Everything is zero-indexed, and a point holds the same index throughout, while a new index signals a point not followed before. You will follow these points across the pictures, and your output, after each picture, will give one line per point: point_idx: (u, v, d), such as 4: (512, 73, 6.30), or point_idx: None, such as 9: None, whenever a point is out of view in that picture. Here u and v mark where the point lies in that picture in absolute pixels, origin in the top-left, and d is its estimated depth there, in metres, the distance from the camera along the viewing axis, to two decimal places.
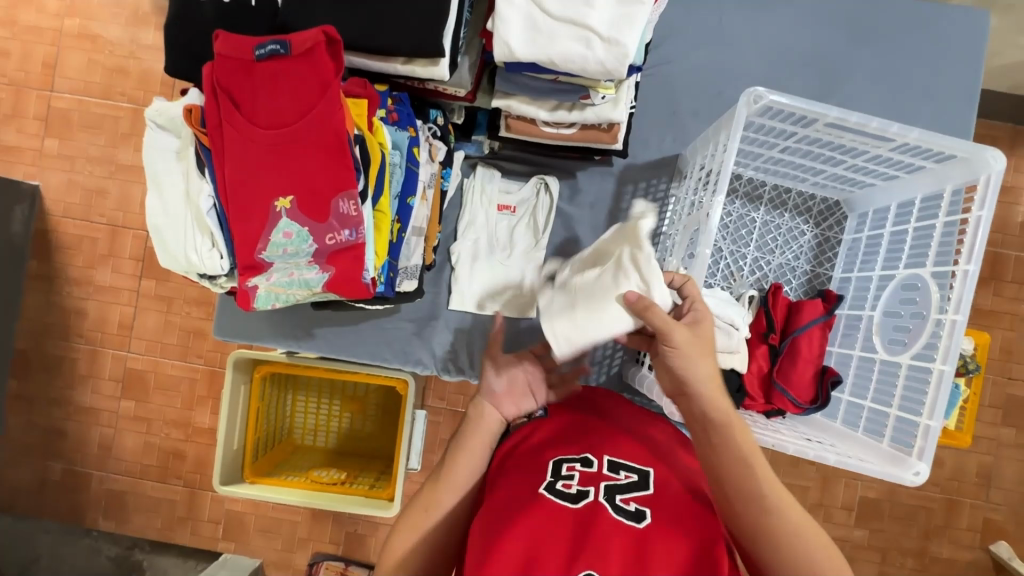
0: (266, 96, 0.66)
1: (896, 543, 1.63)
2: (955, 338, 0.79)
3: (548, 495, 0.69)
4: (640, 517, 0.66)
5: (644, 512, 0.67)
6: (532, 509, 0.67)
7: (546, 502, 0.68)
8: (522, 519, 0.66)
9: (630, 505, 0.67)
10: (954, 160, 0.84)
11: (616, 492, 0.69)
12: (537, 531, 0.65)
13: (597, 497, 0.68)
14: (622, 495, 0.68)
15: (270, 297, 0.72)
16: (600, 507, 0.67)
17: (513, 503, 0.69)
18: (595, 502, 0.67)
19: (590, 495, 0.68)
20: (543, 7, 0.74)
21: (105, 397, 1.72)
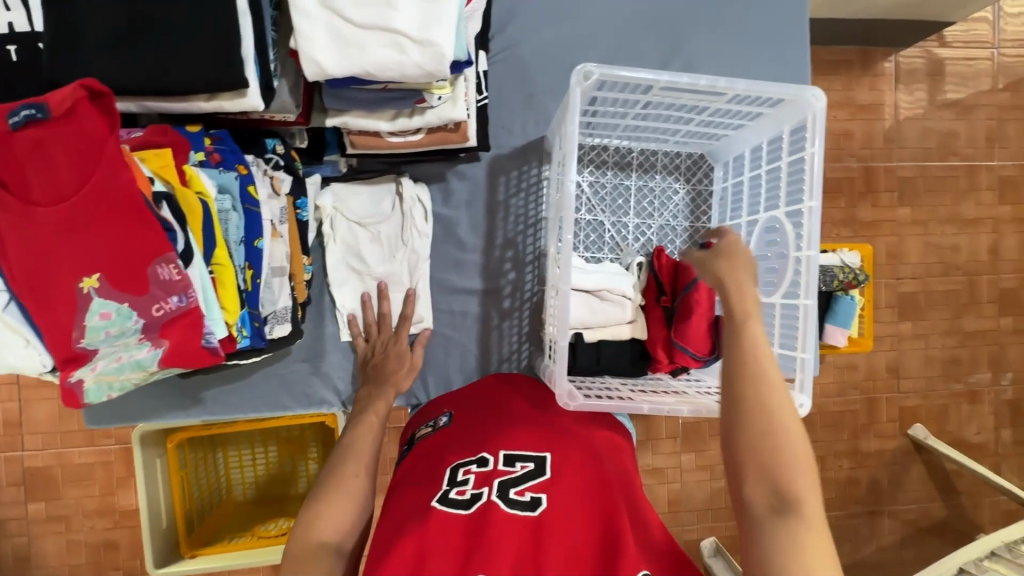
0: (32, 168, 0.57)
1: (831, 449, 1.76)
2: (812, 273, 0.83)
3: (442, 505, 0.68)
4: (535, 505, 0.67)
5: (540, 499, 0.67)
6: (425, 521, 0.66)
7: (438, 513, 0.67)
8: (415, 531, 0.65)
9: (526, 495, 0.68)
10: (783, 102, 0.88)
11: (510, 486, 0.69)
12: (434, 545, 0.63)
13: (490, 496, 0.68)
14: (517, 488, 0.68)
15: (102, 389, 0.65)
16: (493, 505, 0.67)
17: (409, 519, 0.67)
18: (488, 502, 0.67)
19: (483, 496, 0.68)
20: (344, 17, 0.69)
21: (8, 505, 1.54)
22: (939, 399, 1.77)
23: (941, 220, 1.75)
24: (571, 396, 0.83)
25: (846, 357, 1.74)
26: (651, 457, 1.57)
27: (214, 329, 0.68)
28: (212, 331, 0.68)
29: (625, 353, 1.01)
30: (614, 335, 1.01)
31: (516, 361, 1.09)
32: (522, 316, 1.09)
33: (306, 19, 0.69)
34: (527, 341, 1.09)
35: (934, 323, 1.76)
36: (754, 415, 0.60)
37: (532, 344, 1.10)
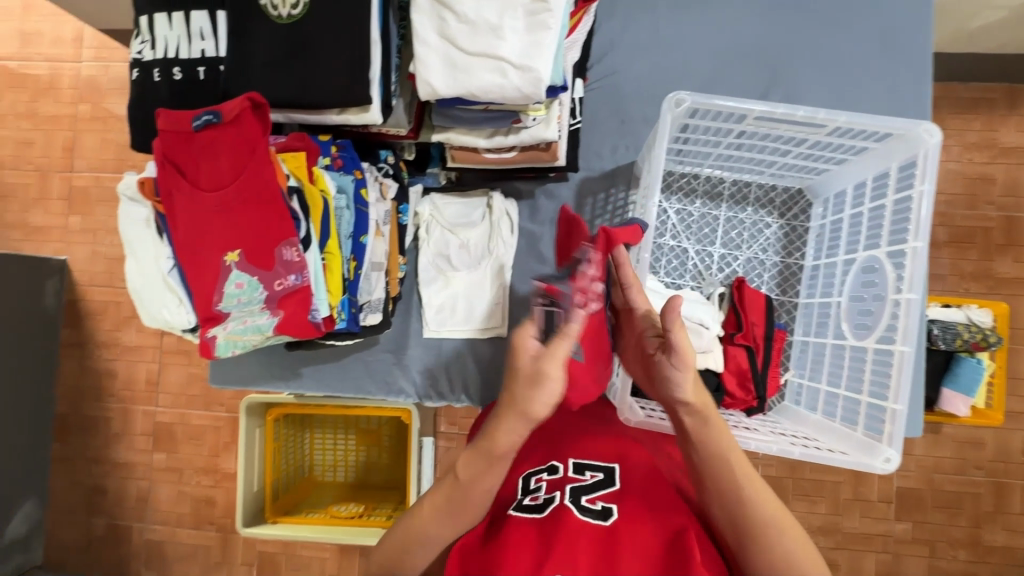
0: (206, 162, 0.73)
1: (944, 535, 1.53)
2: (913, 318, 0.77)
3: (519, 510, 0.69)
4: (607, 514, 0.66)
5: (610, 508, 0.67)
6: (503, 529, 0.67)
7: (514, 519, 0.67)
8: (489, 547, 0.65)
9: (597, 504, 0.67)
10: (891, 137, 0.83)
11: (582, 493, 0.69)
12: (513, 546, 0.63)
13: (562, 500, 0.68)
14: (589, 495, 0.69)
15: (229, 345, 0.77)
16: (566, 509, 0.67)
17: (486, 536, 0.68)
18: (561, 506, 0.67)
19: (556, 500, 0.69)
20: (457, 45, 0.78)
21: (139, 451, 1.82)
22: None
23: None
24: (632, 412, 0.84)
25: (970, 431, 1.52)
26: None
27: (319, 308, 0.78)
28: (318, 309, 0.78)
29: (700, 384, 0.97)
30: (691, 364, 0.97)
31: None
32: None
33: (424, 48, 0.79)
34: None
35: None
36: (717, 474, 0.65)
37: None
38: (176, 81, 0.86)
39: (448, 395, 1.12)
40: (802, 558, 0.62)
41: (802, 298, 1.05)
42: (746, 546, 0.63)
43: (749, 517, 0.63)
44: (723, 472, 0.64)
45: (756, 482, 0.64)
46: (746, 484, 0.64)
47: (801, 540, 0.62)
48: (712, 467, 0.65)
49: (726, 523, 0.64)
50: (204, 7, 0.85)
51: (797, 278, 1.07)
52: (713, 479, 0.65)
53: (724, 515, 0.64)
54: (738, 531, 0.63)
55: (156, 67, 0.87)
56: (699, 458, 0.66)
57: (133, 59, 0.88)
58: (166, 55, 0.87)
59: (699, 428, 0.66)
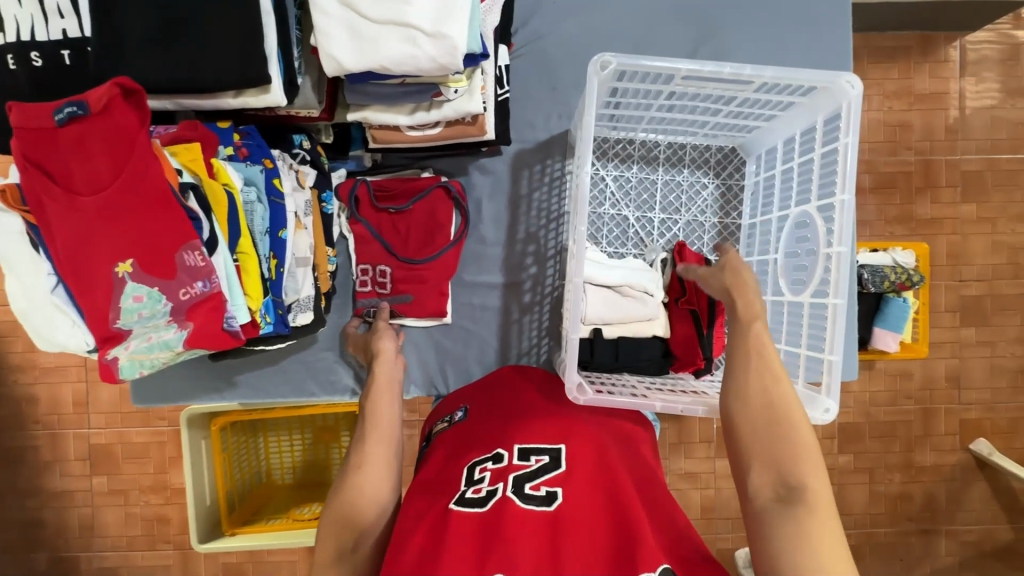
0: (78, 162, 0.62)
1: (882, 462, 1.65)
2: (845, 271, 0.78)
3: (460, 505, 0.66)
4: (551, 499, 0.65)
5: (555, 493, 0.65)
6: (444, 524, 0.64)
7: (454, 514, 0.64)
8: (430, 542, 0.62)
9: (541, 490, 0.66)
10: (816, 91, 0.82)
11: (525, 481, 0.67)
12: (454, 545, 0.61)
13: (504, 492, 0.66)
14: (531, 482, 0.67)
15: (135, 365, 0.69)
16: (508, 501, 0.65)
17: (424, 528, 0.64)
18: (503, 498, 0.65)
19: (498, 493, 0.66)
20: (361, 13, 0.71)
21: (75, 477, 1.68)
22: (1008, 412, 1.63)
23: (1012, 218, 1.60)
24: (581, 391, 0.82)
25: (900, 365, 1.63)
26: (684, 461, 1.51)
27: (236, 314, 0.71)
28: (234, 316, 0.71)
29: (646, 350, 0.98)
30: (635, 333, 0.98)
31: (536, 355, 1.09)
32: (543, 310, 1.09)
33: (324, 18, 0.71)
34: (546, 336, 1.09)
35: (1000, 329, 1.62)
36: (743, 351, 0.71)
37: (552, 339, 1.09)
38: (38, 69, 0.75)
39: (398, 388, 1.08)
40: (808, 451, 0.63)
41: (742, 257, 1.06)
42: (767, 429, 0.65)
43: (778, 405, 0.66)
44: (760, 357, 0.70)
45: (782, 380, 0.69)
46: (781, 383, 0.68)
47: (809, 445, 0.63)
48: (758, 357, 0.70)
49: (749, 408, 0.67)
50: None
51: (736, 237, 1.08)
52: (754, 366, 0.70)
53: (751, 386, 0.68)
54: (763, 404, 0.66)
55: (10, 53, 0.75)
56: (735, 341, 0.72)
57: None
58: (21, 39, 0.74)
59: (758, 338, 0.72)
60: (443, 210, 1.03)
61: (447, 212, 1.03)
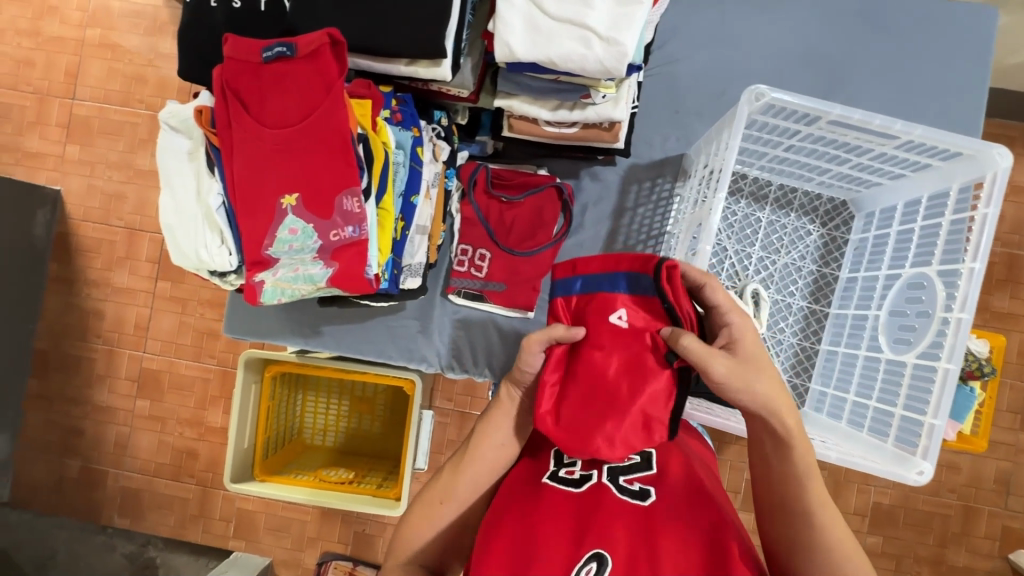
0: (274, 98, 0.69)
1: (912, 551, 1.59)
2: (961, 337, 0.78)
3: (554, 482, 0.71)
4: (644, 495, 0.68)
5: (648, 490, 0.68)
6: (539, 497, 0.69)
7: (550, 490, 0.70)
8: (529, 510, 0.68)
9: (634, 484, 0.69)
10: (959, 157, 0.83)
11: (619, 473, 0.70)
12: (553, 521, 0.66)
13: (600, 479, 0.70)
14: (626, 475, 0.70)
15: (276, 292, 0.74)
16: (604, 488, 0.68)
17: (519, 497, 0.71)
18: (599, 484, 0.69)
19: (593, 478, 0.70)
20: (542, 8, 0.75)
21: (122, 396, 1.76)
22: None
23: None
24: None
25: (949, 456, 1.58)
26: None
27: (373, 264, 0.76)
28: (371, 266, 0.76)
29: None
30: None
31: None
32: None
33: (507, 7, 0.76)
34: None
35: None
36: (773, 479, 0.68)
37: None
38: (235, 10, 0.82)
39: (472, 368, 1.11)
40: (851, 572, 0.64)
41: (834, 309, 1.06)
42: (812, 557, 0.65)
43: (813, 528, 0.65)
44: (790, 482, 0.66)
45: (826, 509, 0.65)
46: (816, 497, 0.66)
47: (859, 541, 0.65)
48: (787, 478, 0.67)
49: (776, 531, 0.69)
50: None
51: (831, 288, 1.08)
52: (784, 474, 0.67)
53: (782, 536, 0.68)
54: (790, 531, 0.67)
55: None
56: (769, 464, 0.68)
57: None
58: None
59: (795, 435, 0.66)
60: (550, 210, 1.08)
61: (555, 212, 1.08)
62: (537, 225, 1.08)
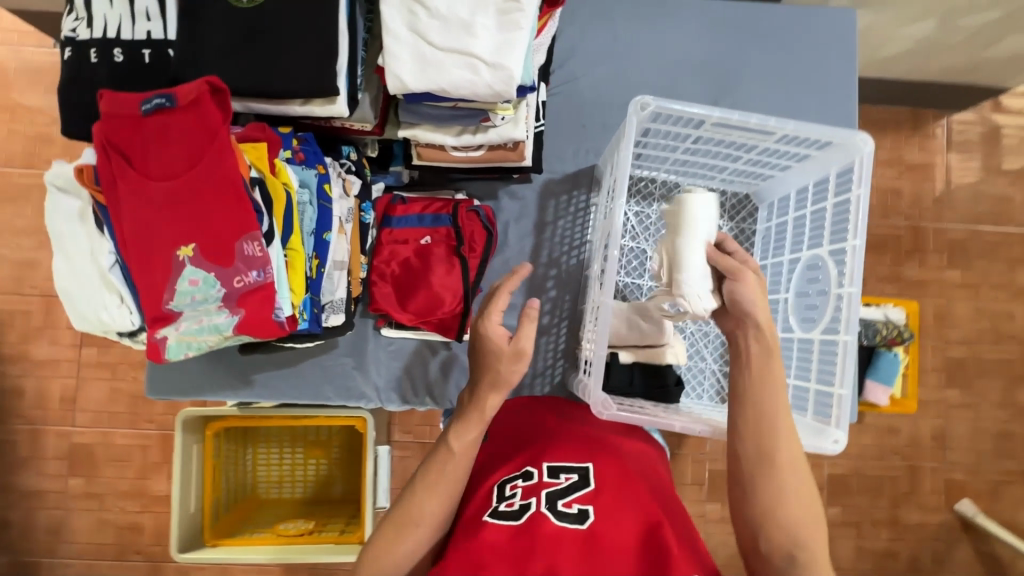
0: (158, 149, 0.68)
1: (868, 516, 1.66)
2: (854, 309, 0.84)
3: (495, 517, 0.68)
4: (583, 518, 0.66)
5: (587, 511, 0.67)
6: (479, 534, 0.66)
7: (490, 526, 0.67)
8: (465, 545, 0.65)
9: (573, 508, 0.67)
10: (830, 146, 0.90)
11: (557, 498, 0.69)
12: (493, 554, 0.63)
13: (537, 507, 0.68)
14: (564, 500, 0.68)
15: (182, 347, 0.72)
16: (542, 517, 0.66)
17: (463, 537, 0.67)
18: (536, 513, 0.67)
19: (531, 507, 0.68)
20: (428, 40, 0.78)
21: (51, 477, 1.63)
22: (990, 475, 1.67)
23: (993, 286, 1.69)
24: (604, 405, 0.84)
25: (888, 420, 1.67)
26: None
27: (284, 306, 0.75)
28: (281, 307, 0.75)
29: (662, 377, 1.00)
30: (651, 359, 1.00)
31: (549, 376, 1.12)
32: (559, 333, 1.13)
33: (394, 41, 0.78)
34: (560, 359, 1.12)
35: (984, 392, 1.68)
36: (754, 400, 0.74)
37: (566, 362, 1.13)
38: (118, 65, 0.80)
39: (413, 400, 1.10)
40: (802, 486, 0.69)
41: None
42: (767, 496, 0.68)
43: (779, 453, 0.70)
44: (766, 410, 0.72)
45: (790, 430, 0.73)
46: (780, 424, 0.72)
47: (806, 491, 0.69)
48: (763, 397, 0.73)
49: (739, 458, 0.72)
50: None
51: None
52: (756, 399, 0.73)
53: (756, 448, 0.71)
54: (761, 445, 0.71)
55: (93, 47, 0.80)
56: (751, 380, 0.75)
57: (65, 38, 0.81)
58: (105, 35, 0.80)
59: (762, 354, 0.76)
60: (480, 238, 1.04)
61: (478, 227, 1.05)
62: (456, 246, 1.03)
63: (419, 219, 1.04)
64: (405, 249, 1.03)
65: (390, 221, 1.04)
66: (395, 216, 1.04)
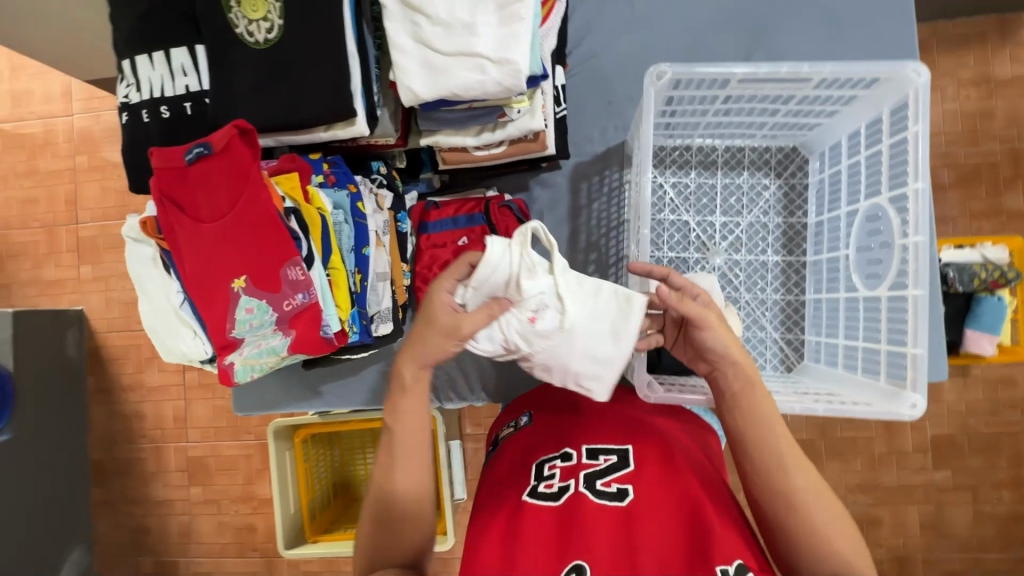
0: (205, 195, 0.74)
1: (985, 478, 1.50)
2: (923, 260, 0.76)
3: (533, 498, 0.68)
4: (622, 496, 0.65)
5: (626, 489, 0.66)
6: (519, 510, 0.67)
7: (530, 507, 0.67)
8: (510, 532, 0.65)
9: (612, 486, 0.66)
10: (879, 83, 0.82)
11: (595, 478, 0.68)
12: (530, 536, 0.63)
13: (576, 488, 0.67)
14: (602, 479, 0.67)
15: (247, 370, 0.77)
16: (581, 497, 0.66)
17: (502, 519, 0.68)
18: (576, 494, 0.66)
19: (571, 488, 0.68)
20: (433, 47, 0.79)
21: (176, 487, 1.84)
22: None
23: None
24: (650, 388, 0.81)
25: (1000, 370, 1.48)
26: None
27: (330, 323, 0.80)
28: (330, 325, 0.80)
29: None
30: None
31: None
32: None
33: (402, 54, 0.80)
34: None
35: None
36: (751, 439, 0.66)
37: None
38: (166, 120, 0.88)
39: (469, 397, 1.14)
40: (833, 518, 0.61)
41: (809, 256, 1.04)
42: (799, 538, 0.61)
43: (789, 487, 0.62)
44: (764, 449, 0.64)
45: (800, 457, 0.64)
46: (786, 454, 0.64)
47: (845, 518, 0.61)
48: (754, 433, 0.65)
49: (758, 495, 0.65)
50: (183, 43, 0.86)
51: (803, 236, 1.06)
52: (755, 441, 0.65)
53: (766, 490, 0.64)
54: (769, 486, 0.63)
55: (144, 108, 0.89)
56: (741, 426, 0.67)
57: (121, 103, 0.90)
58: (152, 95, 0.88)
59: (750, 394, 0.67)
60: (515, 230, 1.04)
61: (511, 219, 1.04)
62: (493, 242, 1.03)
63: (455, 221, 1.05)
64: (445, 252, 1.05)
65: (427, 227, 1.06)
66: (431, 222, 1.06)
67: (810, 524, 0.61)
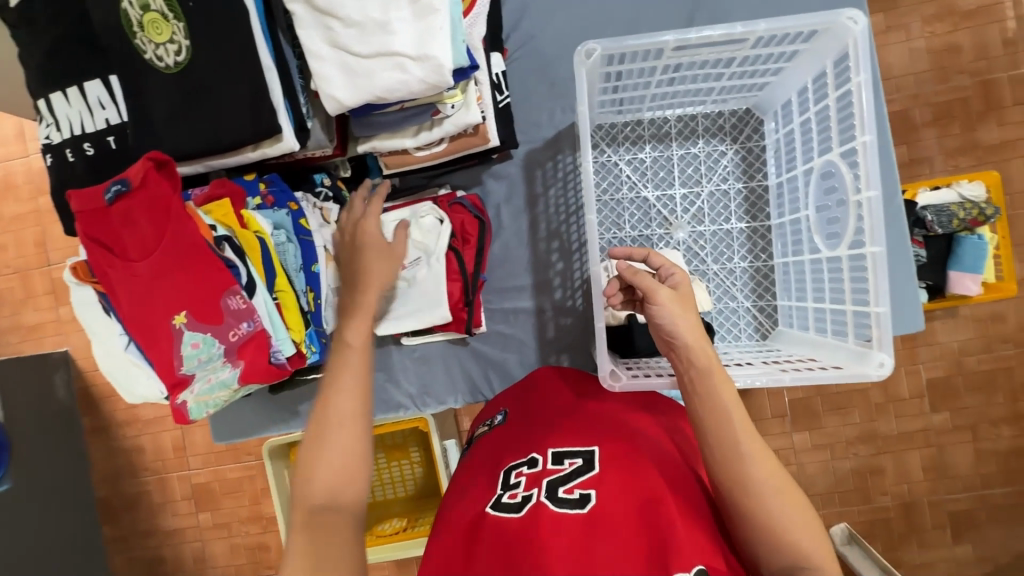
0: (128, 232, 0.72)
1: (985, 416, 1.48)
2: (876, 216, 0.74)
3: (497, 510, 0.65)
4: (584, 501, 0.63)
5: (589, 494, 0.63)
6: (479, 528, 0.64)
7: (492, 520, 0.64)
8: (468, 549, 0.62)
9: (574, 493, 0.64)
10: (818, 34, 0.79)
11: (559, 484, 0.66)
12: (487, 552, 0.60)
13: (539, 497, 0.65)
14: (565, 486, 0.65)
15: (201, 407, 0.77)
16: (542, 505, 0.63)
17: (462, 536, 0.65)
18: (538, 503, 0.64)
19: (534, 497, 0.65)
20: (351, 51, 0.75)
21: (184, 515, 1.83)
22: None
23: None
24: (615, 377, 0.82)
25: (989, 306, 1.45)
26: None
27: (280, 348, 0.79)
28: (279, 349, 0.79)
29: None
30: None
31: (574, 350, 1.09)
32: (576, 302, 1.09)
33: (320, 62, 0.76)
34: (583, 327, 1.09)
35: None
36: (705, 425, 0.63)
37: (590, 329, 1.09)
38: (92, 157, 0.85)
39: (448, 399, 1.13)
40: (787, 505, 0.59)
41: (774, 219, 1.02)
42: (757, 528, 0.59)
43: (746, 475, 0.60)
44: (720, 436, 0.62)
45: (759, 444, 0.61)
46: (744, 441, 0.61)
47: (802, 509, 0.59)
48: (711, 419, 0.63)
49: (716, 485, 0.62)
50: (96, 75, 0.83)
51: (765, 200, 1.03)
52: (709, 426, 0.63)
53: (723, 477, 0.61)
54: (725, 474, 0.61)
55: (67, 147, 0.86)
56: (701, 412, 0.64)
57: (43, 145, 0.87)
58: (73, 133, 0.85)
59: (702, 378, 0.65)
60: (472, 227, 1.03)
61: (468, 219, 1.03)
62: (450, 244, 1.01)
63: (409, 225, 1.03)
64: None
65: None
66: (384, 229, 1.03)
67: (767, 513, 0.58)
